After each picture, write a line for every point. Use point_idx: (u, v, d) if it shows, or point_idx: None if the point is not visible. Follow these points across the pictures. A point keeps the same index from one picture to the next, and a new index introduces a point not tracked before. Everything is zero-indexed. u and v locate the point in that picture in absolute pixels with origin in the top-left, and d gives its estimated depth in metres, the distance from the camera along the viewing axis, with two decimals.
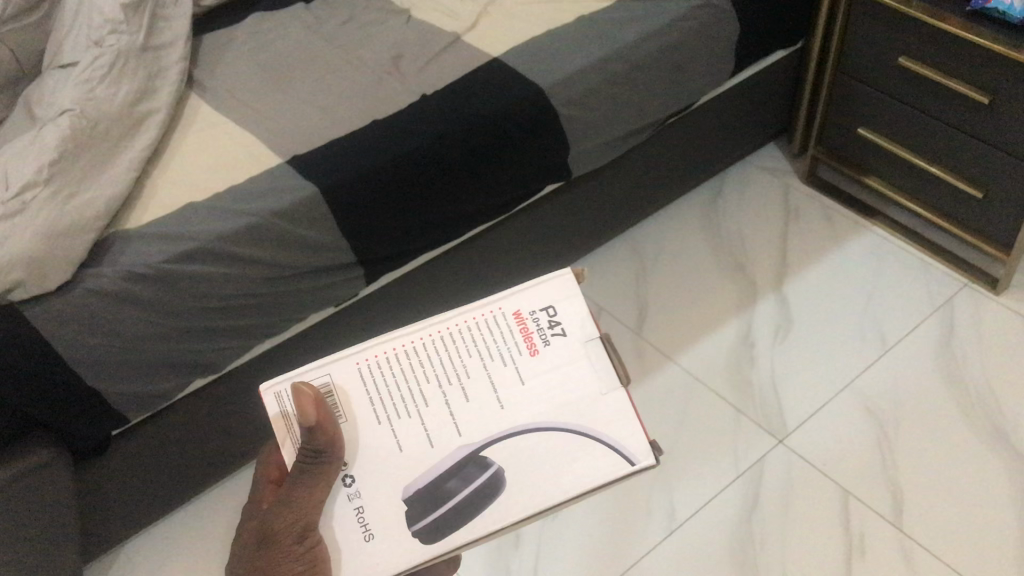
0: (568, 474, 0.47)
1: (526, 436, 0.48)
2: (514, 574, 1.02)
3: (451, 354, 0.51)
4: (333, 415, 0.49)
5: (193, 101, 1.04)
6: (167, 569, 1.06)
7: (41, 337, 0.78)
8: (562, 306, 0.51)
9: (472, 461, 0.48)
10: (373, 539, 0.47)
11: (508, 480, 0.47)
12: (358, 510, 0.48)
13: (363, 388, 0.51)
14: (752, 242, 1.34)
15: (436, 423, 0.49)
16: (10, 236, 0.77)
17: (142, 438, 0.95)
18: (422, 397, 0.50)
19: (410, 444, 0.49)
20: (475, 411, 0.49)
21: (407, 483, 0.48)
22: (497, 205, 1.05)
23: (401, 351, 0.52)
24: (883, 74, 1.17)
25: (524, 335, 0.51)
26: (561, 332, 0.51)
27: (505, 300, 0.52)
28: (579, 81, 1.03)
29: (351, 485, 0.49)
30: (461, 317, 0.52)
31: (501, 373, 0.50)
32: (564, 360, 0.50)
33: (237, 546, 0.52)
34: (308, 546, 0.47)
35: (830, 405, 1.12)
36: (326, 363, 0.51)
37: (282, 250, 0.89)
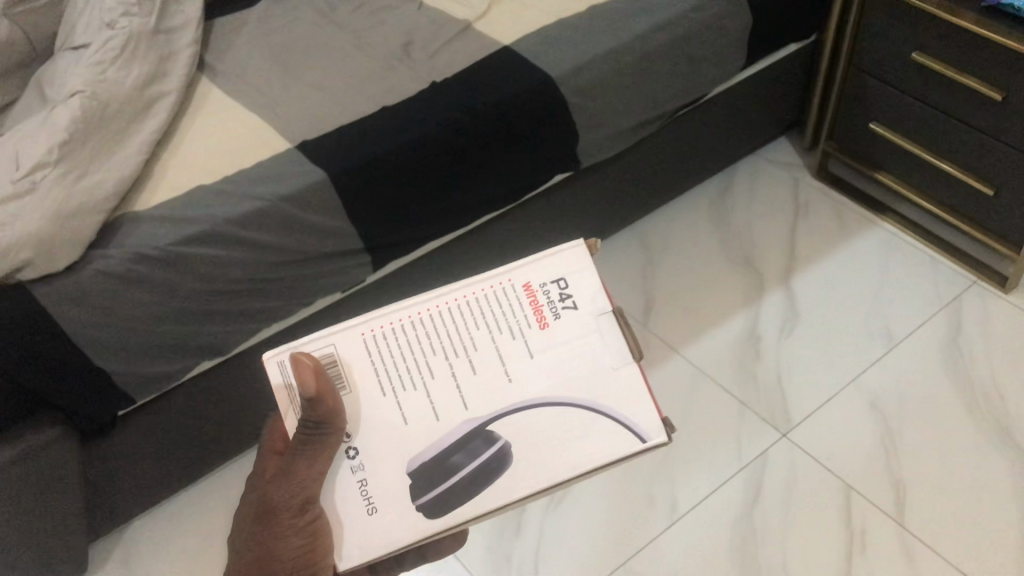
0: (577, 450, 0.46)
1: (535, 411, 0.47)
2: (515, 561, 1.02)
3: (459, 325, 0.48)
4: (337, 387, 0.46)
5: (204, 84, 1.04)
6: (171, 549, 1.07)
7: (50, 317, 0.78)
8: (575, 278, 0.49)
9: (479, 436, 0.46)
10: (376, 512, 0.46)
11: (516, 455, 0.46)
12: (361, 482, 0.47)
13: (368, 358, 0.48)
14: (760, 236, 1.34)
15: (443, 395, 0.47)
16: (20, 215, 0.77)
17: (147, 418, 0.95)
18: (428, 369, 0.48)
19: (416, 416, 0.47)
20: (483, 385, 0.47)
21: (412, 457, 0.47)
22: (505, 194, 1.05)
23: (409, 318, 0.49)
24: (896, 69, 1.17)
25: (534, 308, 0.48)
26: (572, 305, 0.48)
27: (514, 271, 0.49)
28: (590, 71, 1.02)
29: (354, 458, 0.47)
30: (468, 289, 0.49)
31: (510, 346, 0.48)
32: (578, 332, 0.48)
33: (242, 512, 0.51)
34: (309, 521, 0.46)
35: (835, 400, 1.12)
36: (329, 332, 0.48)
37: (290, 234, 0.90)
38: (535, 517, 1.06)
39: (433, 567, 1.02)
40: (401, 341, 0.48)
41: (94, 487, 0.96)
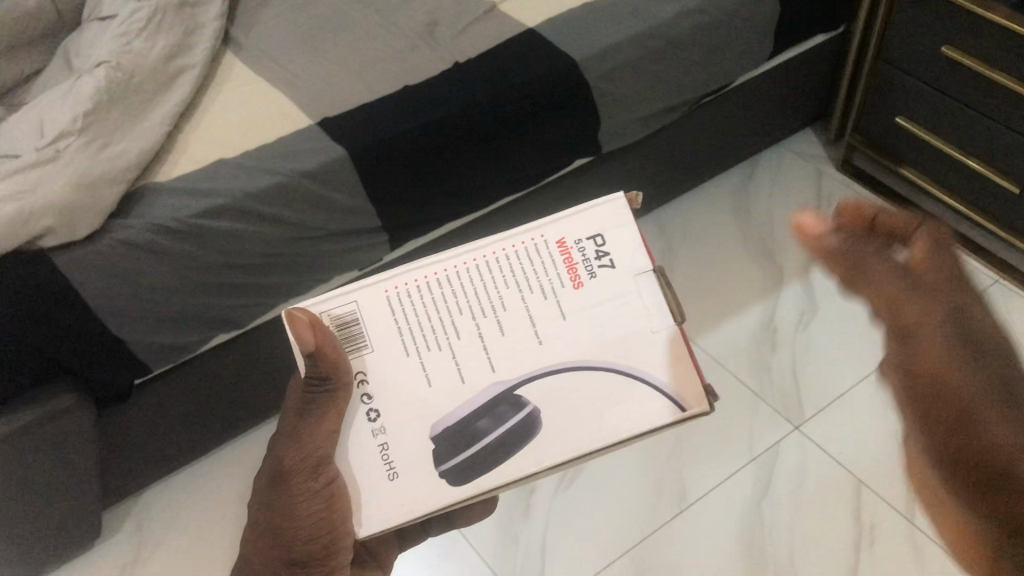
0: (607, 418, 0.47)
1: (564, 375, 0.48)
2: (522, 543, 1.03)
3: (486, 284, 0.49)
4: (333, 337, 0.48)
5: (229, 58, 1.05)
6: (183, 517, 1.09)
7: (70, 284, 0.79)
8: (611, 235, 0.49)
9: (506, 401, 0.47)
10: (397, 477, 0.47)
11: (543, 422, 0.47)
12: (383, 446, 0.48)
13: (390, 318, 0.49)
14: (781, 226, 1.33)
15: (468, 357, 0.48)
16: (43, 183, 0.78)
17: (163, 388, 0.96)
18: (454, 330, 0.48)
19: (440, 377, 0.48)
20: (510, 346, 0.48)
21: (437, 419, 0.48)
22: (525, 176, 1.05)
23: (433, 279, 0.49)
24: (924, 64, 1.15)
25: (569, 267, 0.49)
26: (609, 264, 0.49)
27: (549, 227, 0.50)
28: (614, 56, 1.01)
29: (375, 420, 0.48)
30: (501, 243, 0.50)
31: (542, 307, 0.49)
32: (611, 292, 0.49)
33: (260, 474, 0.53)
34: (324, 483, 0.48)
35: (849, 395, 1.12)
36: (351, 291, 0.50)
37: (308, 210, 0.90)
38: (544, 500, 1.07)
39: (441, 545, 1.03)
40: (425, 301, 0.49)
41: (110, 455, 0.97)
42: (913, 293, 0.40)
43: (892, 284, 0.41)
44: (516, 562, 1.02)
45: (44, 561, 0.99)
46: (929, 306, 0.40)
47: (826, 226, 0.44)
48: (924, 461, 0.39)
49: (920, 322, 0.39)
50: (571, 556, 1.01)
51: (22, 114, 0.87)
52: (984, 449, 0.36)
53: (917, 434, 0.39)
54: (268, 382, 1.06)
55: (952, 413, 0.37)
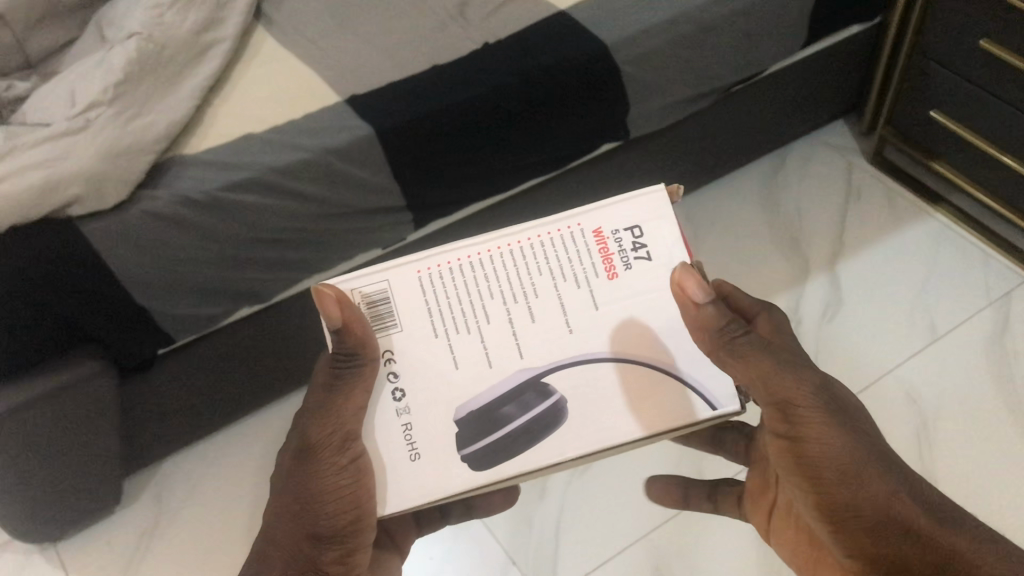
0: (634, 412, 0.51)
1: (592, 365, 0.52)
2: (537, 525, 1.04)
3: (521, 270, 0.53)
4: (361, 315, 0.51)
5: (259, 33, 1.05)
6: (204, 486, 1.10)
7: (96, 252, 0.80)
8: (649, 228, 0.54)
9: (533, 388, 0.51)
10: (419, 459, 0.50)
11: (570, 411, 0.51)
12: (406, 426, 0.51)
13: (422, 299, 0.53)
14: (810, 218, 1.32)
15: (496, 341, 0.52)
16: (72, 152, 0.79)
17: (188, 360, 0.97)
18: (485, 314, 0.52)
19: (467, 359, 0.52)
20: (540, 332, 0.52)
21: (461, 403, 0.51)
22: (550, 159, 1.05)
23: (468, 261, 0.53)
24: (961, 58, 1.13)
25: (604, 257, 0.53)
26: (646, 256, 0.53)
27: (587, 218, 0.54)
28: (645, 40, 1.00)
29: (400, 401, 0.51)
30: (541, 229, 0.54)
31: (575, 295, 0.53)
32: (644, 285, 0.53)
33: (281, 459, 0.55)
34: (351, 459, 0.50)
35: (871, 390, 1.12)
36: (385, 270, 0.53)
37: (334, 187, 0.91)
38: (559, 485, 1.07)
39: (457, 526, 1.04)
40: (458, 284, 0.53)
41: (133, 423, 0.98)
42: (791, 378, 0.50)
43: (772, 374, 0.50)
44: (530, 546, 1.03)
45: (67, 525, 1.01)
46: (804, 389, 0.50)
47: (702, 298, 0.50)
48: (817, 513, 0.50)
49: (801, 403, 0.50)
50: (584, 542, 1.03)
51: (54, 84, 0.88)
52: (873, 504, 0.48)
53: (810, 496, 0.51)
54: (290, 356, 1.07)
55: (841, 474, 0.49)
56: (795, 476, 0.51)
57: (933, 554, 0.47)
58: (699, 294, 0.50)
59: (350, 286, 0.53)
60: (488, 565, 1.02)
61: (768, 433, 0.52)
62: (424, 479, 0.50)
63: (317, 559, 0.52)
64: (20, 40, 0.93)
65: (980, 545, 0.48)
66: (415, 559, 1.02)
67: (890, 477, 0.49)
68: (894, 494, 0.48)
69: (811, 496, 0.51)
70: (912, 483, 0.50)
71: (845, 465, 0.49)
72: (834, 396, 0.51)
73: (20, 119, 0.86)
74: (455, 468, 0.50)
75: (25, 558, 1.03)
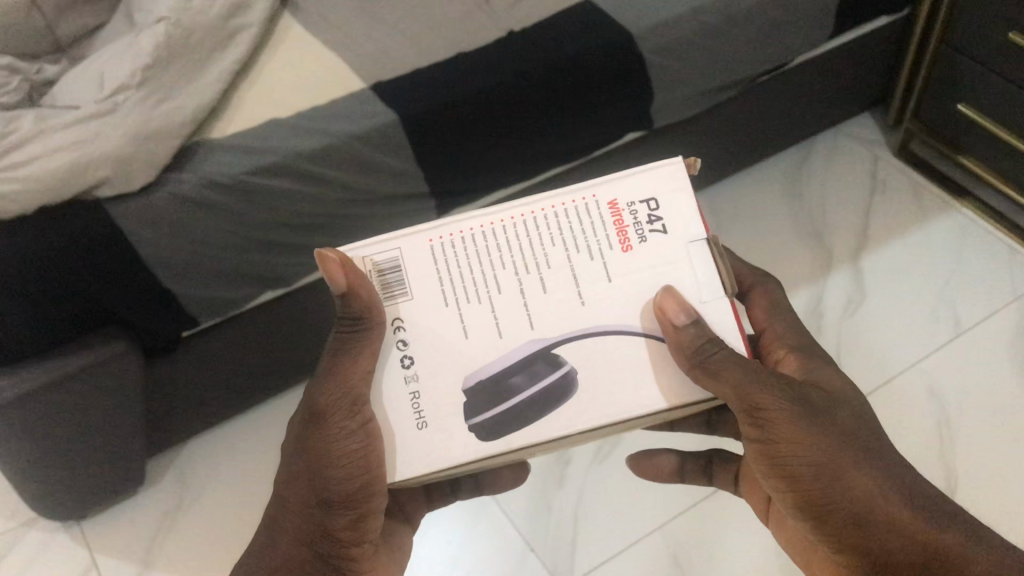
0: (645, 386, 0.51)
1: (600, 336, 0.52)
2: (556, 511, 1.05)
3: (535, 241, 0.53)
4: (365, 280, 0.51)
5: (286, 18, 1.05)
6: (227, 466, 1.12)
7: (122, 234, 0.81)
8: (665, 200, 0.53)
9: (544, 359, 0.51)
10: (425, 427, 0.51)
11: (579, 382, 0.51)
12: (413, 394, 0.51)
13: (433, 267, 0.53)
14: (833, 210, 1.32)
15: (507, 312, 0.52)
16: (100, 133, 0.79)
17: (213, 343, 0.98)
18: (496, 284, 0.52)
19: (477, 329, 0.52)
20: (551, 303, 0.52)
21: (470, 371, 0.51)
22: (573, 147, 1.05)
23: (479, 231, 0.53)
24: (990, 51, 1.12)
25: (618, 229, 0.53)
26: (661, 228, 0.53)
27: (602, 189, 0.54)
28: (670, 30, 1.00)
29: (409, 368, 0.52)
30: (556, 200, 0.54)
31: (588, 266, 0.52)
32: (657, 255, 0.52)
33: (293, 421, 0.56)
34: (360, 424, 0.51)
35: (892, 384, 1.12)
36: (396, 238, 0.54)
37: (358, 172, 0.91)
38: (578, 474, 1.08)
39: (475, 511, 1.05)
40: (469, 253, 0.53)
41: (158, 404, 0.99)
42: (763, 384, 0.50)
43: (748, 386, 0.49)
44: (547, 533, 1.03)
45: (91, 504, 1.02)
46: (774, 396, 0.50)
47: (682, 320, 0.49)
48: (797, 509, 0.51)
49: (774, 408, 0.50)
50: (602, 530, 1.03)
51: (83, 67, 0.88)
52: (863, 500, 0.49)
53: (789, 496, 0.51)
54: (312, 340, 1.08)
55: (821, 473, 0.50)
56: (772, 478, 0.52)
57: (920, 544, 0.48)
58: (679, 316, 0.50)
59: (362, 254, 0.53)
60: (505, 551, 1.02)
61: (743, 438, 0.52)
62: (442, 453, 0.50)
63: (328, 525, 0.54)
64: (50, 24, 0.94)
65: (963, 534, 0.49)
66: (435, 544, 1.02)
67: (869, 472, 0.50)
68: (875, 486, 0.49)
69: (790, 494, 0.51)
70: (894, 472, 0.50)
71: (824, 463, 0.50)
72: (807, 397, 0.51)
73: (49, 101, 0.87)
74: (471, 444, 0.50)
75: (50, 536, 1.05)
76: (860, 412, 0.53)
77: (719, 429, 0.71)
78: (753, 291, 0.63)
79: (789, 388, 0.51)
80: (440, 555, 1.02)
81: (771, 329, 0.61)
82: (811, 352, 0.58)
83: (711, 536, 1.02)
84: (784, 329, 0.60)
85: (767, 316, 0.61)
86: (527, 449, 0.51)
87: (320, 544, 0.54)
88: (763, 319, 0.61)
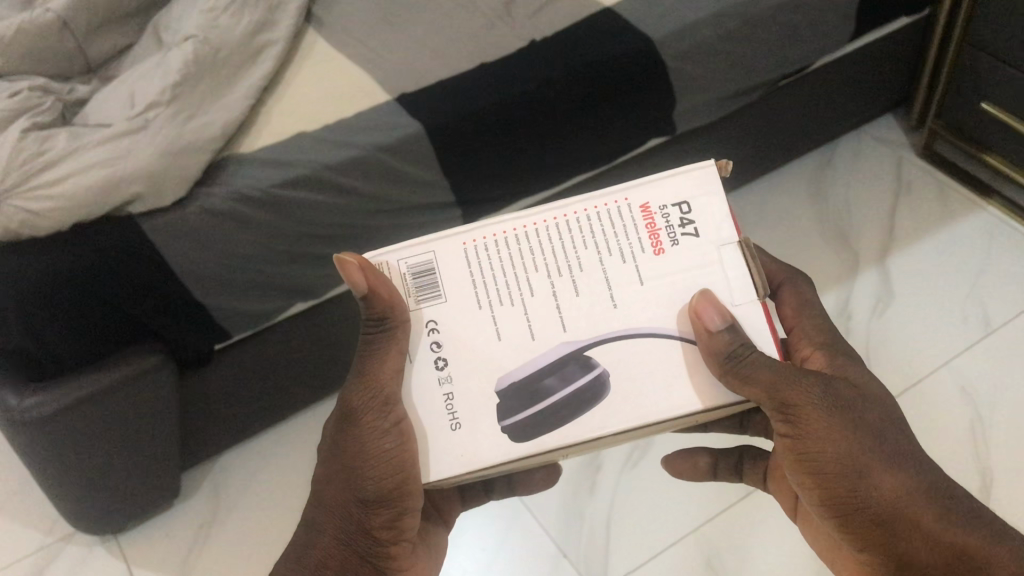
0: (679, 389, 0.51)
1: (634, 339, 0.52)
2: (588, 517, 1.05)
3: (567, 244, 0.53)
4: (383, 279, 0.52)
5: (311, 35, 1.07)
6: (261, 477, 1.13)
7: (155, 247, 0.82)
8: (697, 203, 0.53)
9: (576, 361, 0.51)
10: (459, 428, 0.51)
11: (611, 384, 0.51)
12: (447, 396, 0.52)
13: (466, 270, 0.53)
14: (858, 212, 1.31)
15: (540, 315, 0.52)
16: (133, 150, 0.81)
17: (244, 354, 0.99)
18: (529, 287, 0.53)
19: (510, 332, 0.52)
20: (582, 306, 0.52)
21: (502, 374, 0.52)
22: (597, 155, 1.06)
23: (511, 235, 0.53)
24: (1013, 48, 1.12)
25: (651, 232, 0.53)
26: (693, 231, 0.53)
27: (633, 191, 0.54)
28: (691, 35, 1.00)
29: (442, 370, 0.52)
30: (588, 203, 0.54)
31: (619, 269, 0.53)
32: (689, 258, 0.52)
33: (328, 423, 0.57)
34: (393, 423, 0.51)
35: (924, 384, 1.11)
36: (430, 242, 0.54)
37: (384, 183, 0.92)
38: (609, 479, 1.08)
39: (509, 517, 1.06)
40: (500, 256, 0.53)
41: (191, 416, 1.01)
42: (797, 384, 0.50)
43: (781, 389, 0.49)
44: (580, 537, 1.04)
45: (128, 518, 1.03)
46: (809, 396, 0.50)
47: (718, 325, 0.49)
48: (824, 508, 0.51)
49: (804, 406, 0.50)
50: (635, 535, 1.03)
51: (114, 86, 0.90)
52: (891, 506, 0.49)
53: (812, 494, 0.52)
54: (343, 352, 1.09)
55: (850, 473, 0.49)
56: (800, 476, 0.52)
57: (945, 544, 0.48)
58: (715, 321, 0.49)
59: (396, 258, 0.54)
60: (540, 557, 1.02)
61: (773, 435, 0.52)
62: (479, 454, 0.51)
63: (367, 524, 0.55)
64: (81, 44, 0.96)
65: (991, 536, 0.49)
66: (470, 551, 1.03)
67: (897, 471, 0.49)
68: (902, 486, 0.49)
69: (818, 493, 0.51)
70: (922, 470, 0.50)
71: (852, 462, 0.49)
72: (837, 394, 0.51)
73: (81, 120, 0.88)
74: (508, 442, 0.50)
75: (88, 550, 1.06)
76: (890, 409, 0.52)
77: (752, 428, 0.70)
78: (783, 289, 0.62)
79: (828, 389, 0.51)
80: (475, 561, 1.02)
81: (798, 327, 0.60)
82: (838, 347, 0.57)
83: (746, 538, 1.01)
84: (812, 324, 0.59)
85: (795, 314, 0.61)
86: (560, 451, 0.52)
87: (361, 542, 0.55)
88: (792, 318, 0.60)
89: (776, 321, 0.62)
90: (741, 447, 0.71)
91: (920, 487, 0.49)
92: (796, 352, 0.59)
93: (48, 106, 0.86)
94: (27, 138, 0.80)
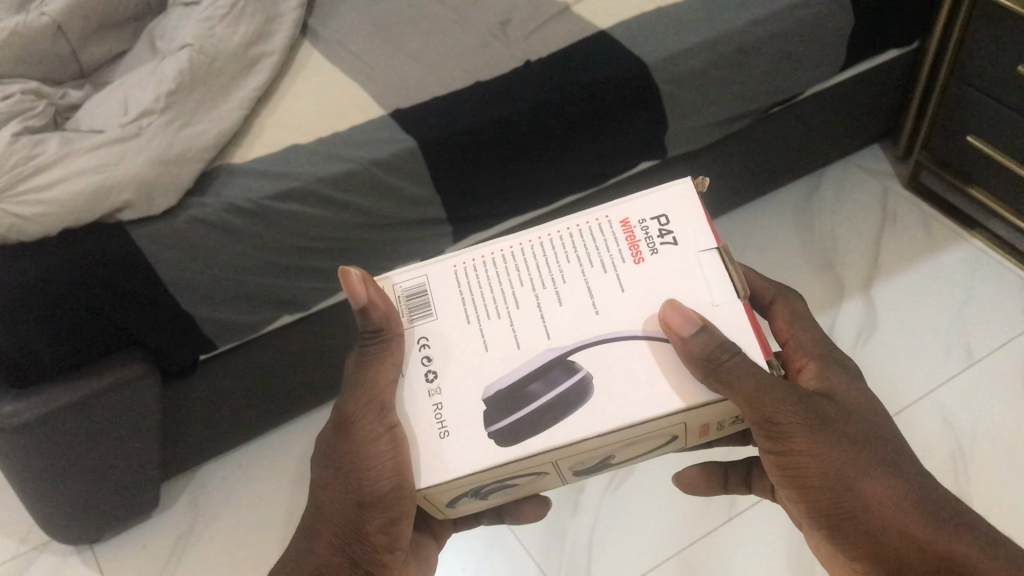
0: (661, 388, 0.49)
1: (620, 343, 0.51)
2: (570, 539, 1.05)
3: (552, 259, 0.54)
4: (382, 293, 0.53)
5: (307, 49, 1.07)
6: (242, 488, 1.12)
7: (143, 256, 0.81)
8: (674, 216, 0.54)
9: (559, 366, 0.51)
10: (446, 436, 0.50)
11: (595, 386, 0.50)
12: (436, 406, 0.51)
13: (456, 288, 0.55)
14: (844, 240, 1.33)
15: (525, 325, 0.52)
16: (125, 158, 0.80)
17: (229, 364, 0.99)
18: (515, 300, 0.53)
19: (497, 342, 0.52)
20: (567, 315, 0.52)
21: (490, 381, 0.51)
22: (588, 175, 1.06)
23: (501, 254, 0.55)
24: (999, 83, 1.13)
25: (630, 244, 0.54)
26: (671, 240, 0.53)
27: (613, 209, 0.55)
28: (683, 61, 1.01)
29: (432, 381, 0.52)
30: (572, 222, 0.55)
31: (601, 279, 0.53)
32: (669, 264, 0.53)
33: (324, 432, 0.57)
34: (387, 426, 0.51)
35: (907, 413, 1.12)
36: (423, 266, 0.56)
37: (375, 198, 0.92)
38: (593, 501, 1.08)
39: (491, 536, 1.06)
40: (490, 274, 0.54)
41: (176, 425, 1.00)
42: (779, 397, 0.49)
43: (763, 400, 0.48)
44: (562, 558, 1.04)
45: (107, 528, 1.02)
46: (790, 410, 0.50)
47: (690, 331, 0.49)
48: (813, 519, 0.51)
49: (786, 421, 0.49)
50: (616, 557, 1.03)
51: (107, 93, 0.90)
52: (876, 516, 0.49)
53: (801, 506, 0.52)
54: (331, 363, 1.09)
55: (833, 486, 0.49)
56: (787, 489, 0.52)
57: (932, 552, 0.48)
58: (686, 328, 0.49)
59: (392, 280, 0.56)
60: None
61: (758, 448, 0.52)
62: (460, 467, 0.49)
63: (363, 527, 0.54)
64: (75, 50, 0.95)
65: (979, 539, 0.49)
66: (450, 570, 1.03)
67: (883, 478, 0.49)
68: (887, 496, 0.49)
69: (805, 505, 0.51)
70: (909, 479, 0.50)
71: (837, 472, 0.49)
72: (818, 409, 0.51)
73: (73, 125, 0.88)
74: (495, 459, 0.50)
75: (62, 559, 1.05)
76: (877, 420, 0.53)
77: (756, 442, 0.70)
78: (776, 303, 0.63)
79: (810, 405, 0.51)
80: None
81: (793, 340, 0.60)
82: (833, 360, 0.57)
83: (725, 562, 1.01)
84: (807, 338, 0.60)
85: (789, 326, 0.61)
86: (550, 456, 0.50)
87: (354, 547, 0.55)
88: (786, 330, 0.61)
89: (770, 338, 0.62)
90: (748, 458, 0.72)
91: (907, 497, 0.49)
92: (791, 365, 0.59)
93: (40, 111, 0.86)
94: (17, 141, 0.79)
